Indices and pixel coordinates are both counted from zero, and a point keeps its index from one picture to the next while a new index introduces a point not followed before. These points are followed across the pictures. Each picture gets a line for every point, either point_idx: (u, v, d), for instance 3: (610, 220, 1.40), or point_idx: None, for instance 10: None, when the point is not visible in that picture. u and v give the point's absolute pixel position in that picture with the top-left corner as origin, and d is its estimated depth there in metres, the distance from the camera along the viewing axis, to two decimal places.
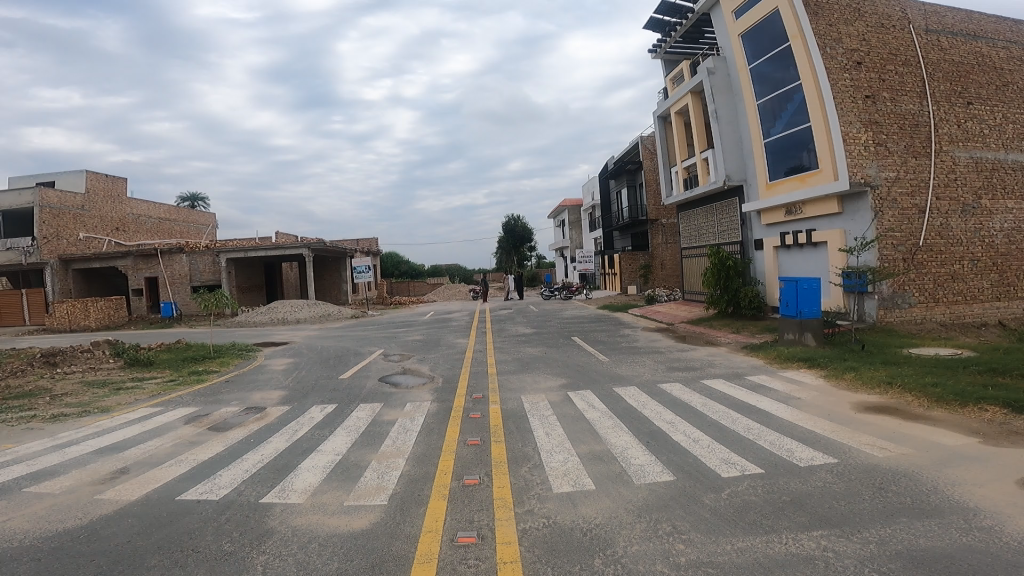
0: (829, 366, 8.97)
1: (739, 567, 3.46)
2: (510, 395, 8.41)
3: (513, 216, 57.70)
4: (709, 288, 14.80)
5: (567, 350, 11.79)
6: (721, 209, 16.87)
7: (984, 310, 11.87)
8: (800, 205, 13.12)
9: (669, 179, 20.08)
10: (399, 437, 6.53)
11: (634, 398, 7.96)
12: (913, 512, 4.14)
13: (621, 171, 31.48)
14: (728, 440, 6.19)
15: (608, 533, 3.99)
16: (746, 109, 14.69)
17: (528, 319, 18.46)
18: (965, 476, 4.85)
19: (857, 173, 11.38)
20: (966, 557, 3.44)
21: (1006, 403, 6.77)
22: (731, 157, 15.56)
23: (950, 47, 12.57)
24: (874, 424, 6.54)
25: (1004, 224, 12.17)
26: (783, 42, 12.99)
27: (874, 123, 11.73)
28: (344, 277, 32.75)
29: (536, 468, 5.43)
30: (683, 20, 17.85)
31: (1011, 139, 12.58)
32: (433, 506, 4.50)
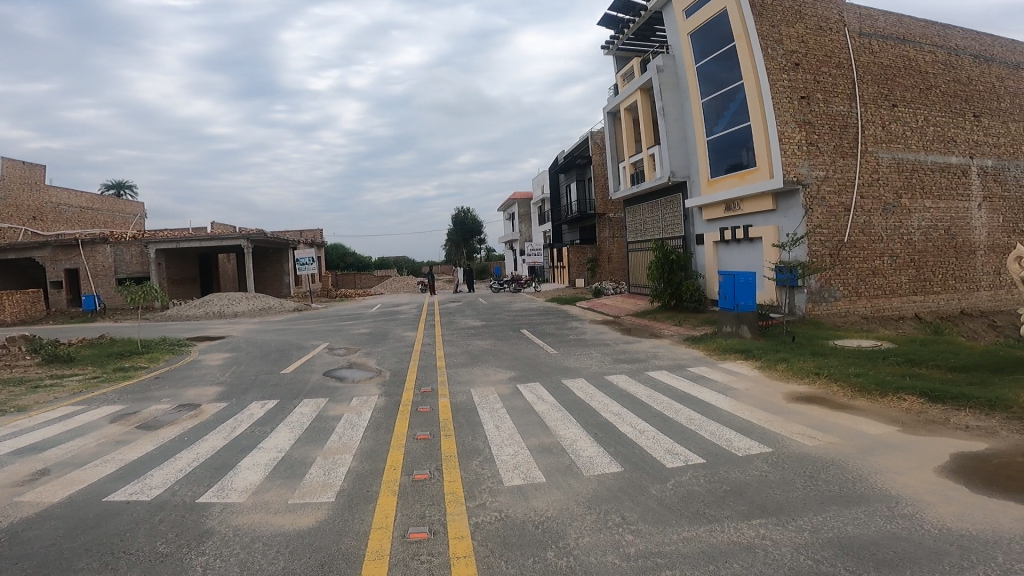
0: (764, 357, 9.30)
1: (685, 556, 3.62)
2: (459, 389, 8.41)
3: (462, 211, 57.70)
4: (653, 281, 15.10)
5: (516, 342, 11.84)
6: (665, 205, 17.24)
7: (901, 304, 12.60)
8: (738, 202, 13.55)
9: (617, 174, 20.38)
10: (347, 432, 6.46)
11: (581, 389, 8.10)
12: (841, 499, 4.41)
13: (570, 165, 31.77)
14: (671, 431, 6.42)
15: (559, 526, 4.08)
16: (691, 108, 15.03)
17: (475, 311, 18.51)
18: (887, 463, 5.22)
19: (790, 172, 11.79)
20: (890, 544, 3.66)
21: (923, 393, 7.29)
22: (677, 155, 15.88)
23: (881, 51, 13.10)
24: (803, 414, 6.91)
25: (922, 222, 12.87)
26: (728, 42, 13.29)
27: (808, 124, 12.17)
28: (285, 269, 32.05)
29: (486, 461, 5.48)
30: (637, 18, 18.02)
31: (932, 140, 13.25)
32: (383, 502, 4.48)
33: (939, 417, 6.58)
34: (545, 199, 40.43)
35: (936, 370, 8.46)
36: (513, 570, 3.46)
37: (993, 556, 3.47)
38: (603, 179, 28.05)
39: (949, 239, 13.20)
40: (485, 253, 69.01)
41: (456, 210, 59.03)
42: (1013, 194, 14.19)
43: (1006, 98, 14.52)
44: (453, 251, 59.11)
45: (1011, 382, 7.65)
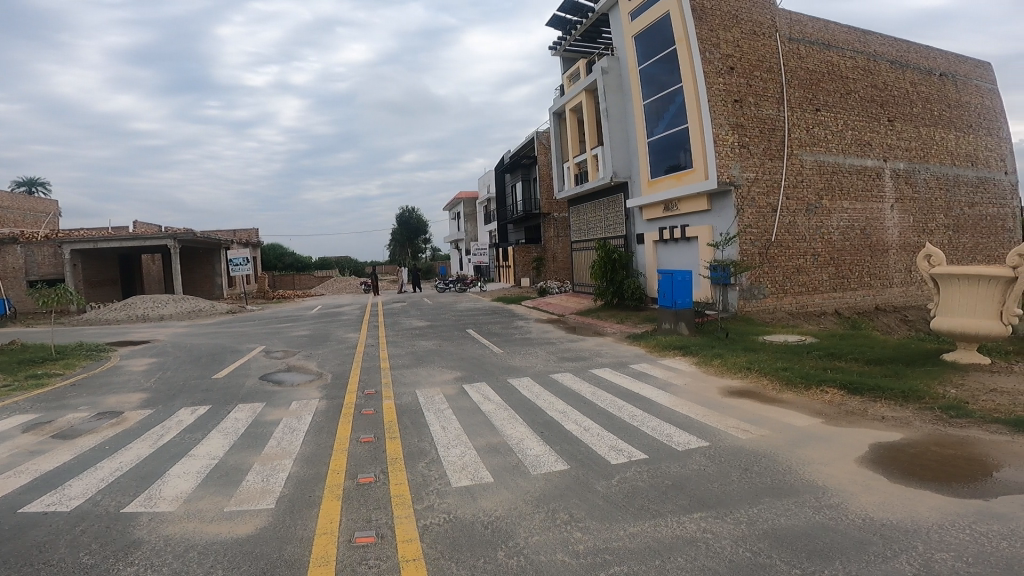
0: (701, 353, 9.56)
1: (632, 552, 3.73)
2: (404, 390, 8.32)
3: (408, 210, 56.98)
4: (596, 280, 15.32)
5: (461, 342, 11.76)
6: (608, 205, 17.48)
7: (823, 301, 13.20)
8: (675, 202, 13.88)
9: (562, 174, 20.57)
10: (286, 437, 6.29)
11: (527, 388, 8.13)
12: (774, 492, 4.65)
13: (516, 165, 31.81)
14: (615, 428, 6.54)
15: (508, 525, 4.12)
16: (633, 110, 15.30)
17: (419, 312, 18.36)
18: (813, 455, 5.54)
19: (723, 174, 12.17)
20: (820, 535, 3.87)
21: (843, 384, 7.74)
22: (618, 156, 16.13)
23: (807, 56, 13.65)
24: (736, 407, 7.19)
25: (841, 222, 13.51)
26: (669, 45, 13.57)
27: (740, 126, 12.56)
28: (216, 269, 30.96)
29: (433, 463, 5.44)
30: (584, 20, 18.26)
31: (851, 144, 13.91)
32: (328, 507, 4.39)
33: (859, 408, 7.01)
34: (491, 198, 40.38)
35: (854, 362, 8.94)
36: (464, 571, 3.47)
37: (914, 545, 3.69)
38: (548, 179, 28.22)
39: (866, 238, 13.89)
40: (430, 253, 68.43)
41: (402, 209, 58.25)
42: (924, 195, 15.04)
43: (919, 103, 15.37)
44: (398, 251, 58.42)
45: (924, 375, 8.18)
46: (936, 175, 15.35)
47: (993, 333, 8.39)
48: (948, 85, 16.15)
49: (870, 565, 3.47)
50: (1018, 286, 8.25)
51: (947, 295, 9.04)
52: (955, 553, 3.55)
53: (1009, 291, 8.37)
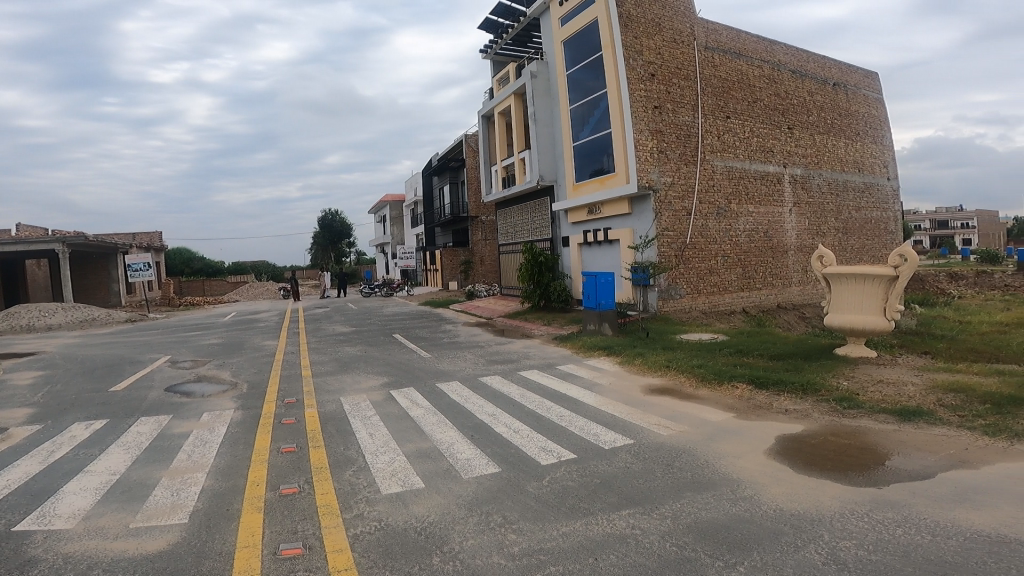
0: (624, 353, 9.81)
1: (566, 551, 3.79)
2: (328, 398, 8.08)
3: (331, 212, 55.40)
4: (523, 282, 15.43)
5: (388, 347, 11.53)
6: (534, 208, 17.61)
7: (732, 300, 13.85)
8: (599, 205, 14.18)
9: (489, 177, 20.57)
10: (198, 450, 5.98)
11: (456, 392, 8.08)
12: (695, 486, 4.85)
13: (444, 168, 31.49)
14: (544, 429, 6.61)
15: (441, 530, 4.09)
16: (560, 115, 15.46)
17: (343, 317, 17.90)
18: (729, 449, 5.80)
19: (643, 178, 12.56)
20: (739, 526, 4.07)
21: (752, 379, 8.14)
22: (545, 159, 16.25)
23: (721, 64, 14.26)
24: (657, 404, 7.43)
25: (747, 225, 14.23)
26: (595, 51, 13.77)
27: (660, 132, 12.95)
28: (113, 276, 29.10)
29: (361, 470, 5.31)
30: (515, 24, 18.21)
31: (757, 150, 14.68)
32: (248, 520, 4.23)
33: (766, 402, 7.40)
34: (418, 201, 39.77)
35: (760, 358, 9.44)
36: None
37: (820, 534, 3.91)
38: (476, 182, 28.11)
39: (768, 240, 14.69)
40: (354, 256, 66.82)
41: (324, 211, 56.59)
42: (818, 199, 16.08)
43: (815, 112, 16.40)
44: (319, 255, 56.71)
45: (819, 368, 8.75)
46: (829, 180, 16.43)
47: (877, 328, 9.14)
48: (840, 95, 17.31)
49: (782, 554, 3.66)
50: (899, 284, 8.98)
51: (837, 294, 9.65)
52: (856, 541, 3.78)
53: (891, 289, 9.10)
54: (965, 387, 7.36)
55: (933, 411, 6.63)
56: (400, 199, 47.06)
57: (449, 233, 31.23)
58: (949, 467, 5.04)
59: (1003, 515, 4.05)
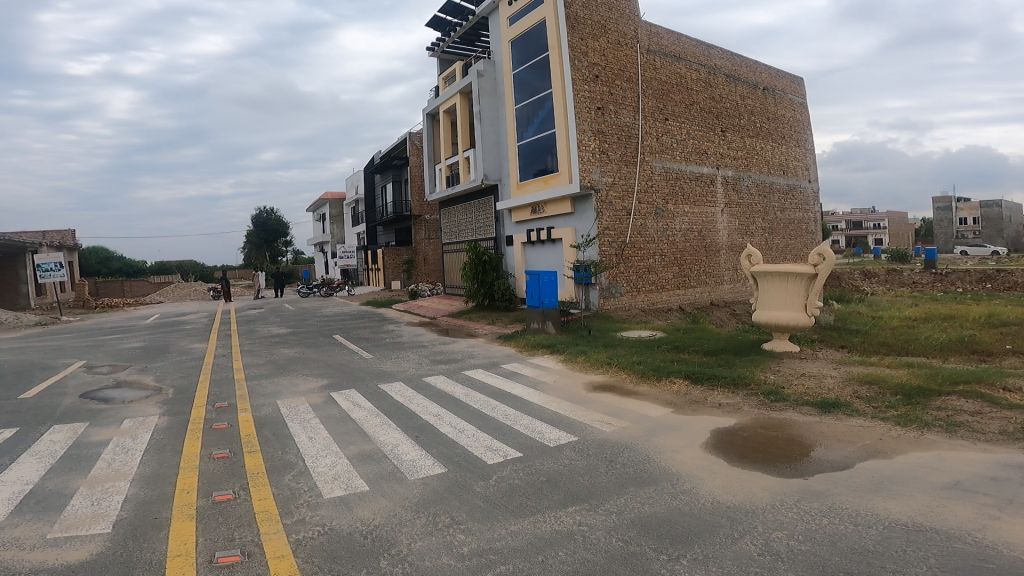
0: (567, 351, 9.91)
1: (515, 550, 3.80)
2: (263, 402, 7.81)
3: (267, 211, 53.62)
4: (467, 281, 15.38)
5: (328, 349, 11.26)
6: (478, 207, 17.54)
7: (669, 298, 14.22)
8: (542, 205, 14.27)
9: (433, 175, 20.36)
10: (119, 458, 5.68)
11: (399, 393, 7.97)
12: (637, 481, 4.95)
13: (386, 167, 30.96)
14: (489, 428, 6.60)
15: (389, 533, 4.03)
16: (506, 114, 15.39)
17: (279, 318, 17.39)
18: (669, 443, 5.95)
19: (585, 178, 12.72)
20: (681, 520, 4.18)
21: (688, 375, 8.37)
22: (490, 158, 16.15)
23: (661, 67, 14.57)
24: (599, 401, 7.54)
25: (682, 225, 14.63)
26: (542, 52, 13.77)
27: (602, 133, 13.12)
28: (21, 276, 27.38)
29: (301, 475, 5.16)
30: (464, 22, 18.02)
31: (692, 152, 15.11)
32: (180, 528, 4.08)
33: (701, 397, 7.62)
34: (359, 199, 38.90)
35: (697, 353, 9.74)
36: None
37: (755, 525, 4.05)
38: (419, 180, 27.76)
39: (702, 240, 15.15)
40: (292, 256, 64.78)
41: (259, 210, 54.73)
42: (747, 200, 16.70)
43: (745, 115, 17.01)
44: (252, 254, 54.85)
45: (748, 363, 9.08)
46: (757, 182, 17.09)
47: (799, 324, 9.56)
48: (769, 99, 18.01)
49: (721, 546, 3.77)
50: (818, 282, 9.46)
51: (763, 292, 10.07)
52: (787, 531, 3.93)
53: (811, 287, 9.57)
54: (880, 379, 7.79)
55: (850, 402, 7.00)
56: (340, 198, 45.86)
57: (392, 232, 30.75)
58: (867, 457, 5.30)
59: (917, 503, 4.27)
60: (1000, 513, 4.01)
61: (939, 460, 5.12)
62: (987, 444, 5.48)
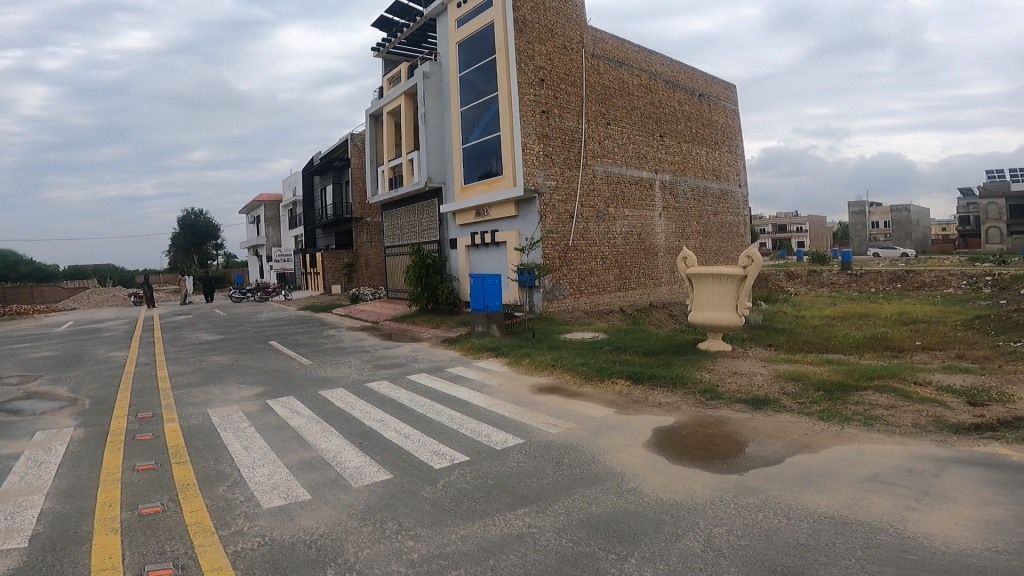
0: (512, 353, 9.92)
1: (466, 554, 3.76)
2: (192, 411, 7.48)
3: (193, 212, 51.40)
4: (411, 285, 15.20)
5: (263, 355, 10.90)
6: (422, 210, 17.35)
7: (610, 299, 14.44)
8: (486, 207, 14.26)
9: (375, 177, 20.02)
10: (32, 471, 5.33)
11: (341, 399, 7.79)
12: (583, 481, 4.99)
13: (326, 168, 30.27)
14: (434, 432, 6.52)
15: (334, 541, 3.93)
16: (452, 116, 15.26)
17: (209, 324, 16.73)
18: (613, 443, 6.02)
19: (529, 181, 12.78)
20: (628, 519, 4.24)
21: (630, 375, 8.50)
22: (434, 161, 15.97)
23: (605, 72, 14.77)
24: (544, 403, 7.58)
25: (623, 228, 14.89)
26: (490, 54, 13.72)
27: (546, 136, 13.18)
28: None
29: (236, 485, 4.97)
30: (412, 23, 17.77)
31: (632, 156, 15.39)
32: (104, 542, 3.88)
33: (643, 397, 7.77)
34: (297, 201, 37.92)
35: (639, 354, 9.94)
36: None
37: (696, 521, 4.14)
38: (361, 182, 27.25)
39: (641, 243, 15.45)
40: (221, 260, 62.51)
41: (185, 211, 52.47)
42: (683, 203, 17.15)
43: (682, 121, 17.47)
44: (179, 257, 52.61)
45: (685, 362, 9.33)
46: (692, 186, 17.58)
47: (731, 324, 9.92)
48: (704, 106, 18.56)
49: (666, 543, 3.83)
50: (747, 283, 9.87)
51: (696, 292, 10.38)
52: (727, 527, 4.03)
53: (740, 288, 9.96)
54: (803, 375, 8.14)
55: (777, 399, 7.28)
56: (277, 200, 44.57)
57: (331, 235, 30.08)
58: (794, 452, 5.51)
59: (843, 496, 4.46)
60: (917, 504, 4.21)
61: (860, 453, 5.37)
62: (903, 437, 5.78)
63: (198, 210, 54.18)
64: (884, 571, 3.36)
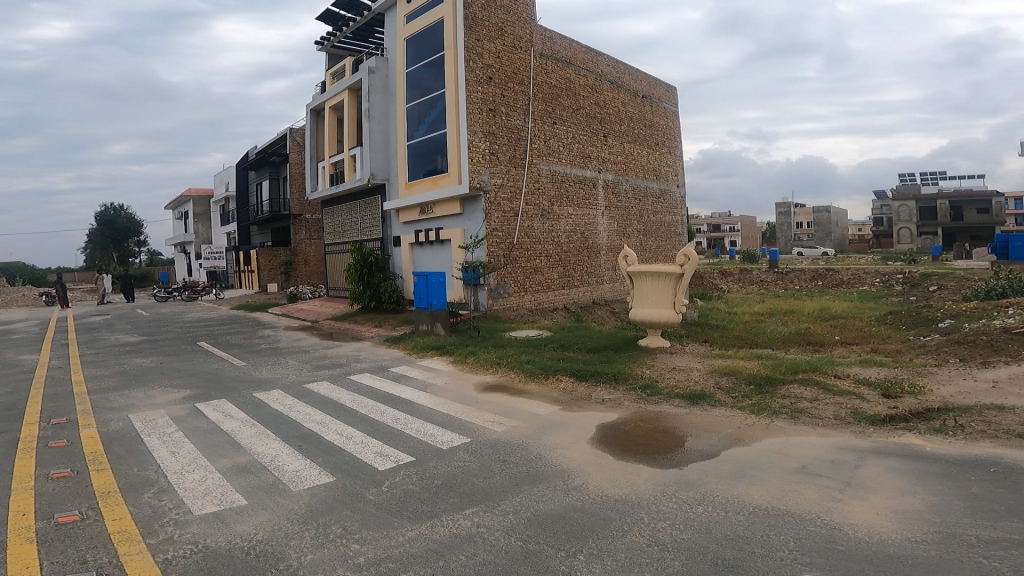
0: (457, 352, 9.85)
1: (414, 556, 3.70)
2: (111, 417, 7.11)
3: (113, 207, 48.98)
4: (352, 283, 14.90)
5: (192, 357, 10.45)
6: (364, 207, 17.04)
7: (554, 297, 14.52)
8: (430, 205, 14.13)
9: (315, 173, 19.54)
10: None
11: (277, 402, 7.56)
12: (529, 479, 4.99)
13: (262, 163, 29.35)
14: (378, 433, 6.40)
15: (275, 547, 3.80)
16: (398, 113, 15.03)
17: (131, 325, 15.93)
18: (558, 440, 6.05)
19: (474, 179, 12.70)
20: (575, 516, 4.25)
21: (574, 372, 8.56)
22: (377, 157, 15.69)
23: (552, 71, 14.82)
24: (490, 401, 7.55)
25: (567, 227, 14.99)
26: (438, 51, 13.58)
27: (492, 134, 13.13)
28: None
29: (163, 492, 4.75)
30: (359, 17, 17.41)
31: (577, 155, 15.51)
32: (17, 554, 3.65)
33: (588, 394, 7.83)
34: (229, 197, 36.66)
35: (581, 351, 10.03)
36: None
37: (641, 516, 4.20)
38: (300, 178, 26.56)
39: (584, 241, 15.59)
40: (145, 257, 59.81)
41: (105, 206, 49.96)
42: (625, 203, 17.40)
43: (626, 121, 17.72)
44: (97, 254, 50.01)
45: (627, 359, 9.46)
46: (634, 186, 17.86)
47: (670, 320, 10.10)
48: (646, 107, 18.87)
49: (613, 539, 3.87)
50: (684, 281, 10.11)
51: (634, 290, 10.58)
52: (670, 522, 4.09)
53: (678, 286, 10.18)
54: (736, 370, 8.37)
55: (712, 393, 7.47)
56: (208, 195, 42.96)
57: (267, 232, 29.21)
58: (729, 445, 5.65)
59: (774, 488, 4.60)
60: (841, 495, 4.38)
61: (788, 446, 5.56)
62: (826, 428, 6.02)
63: (120, 205, 51.70)
64: (815, 561, 3.47)
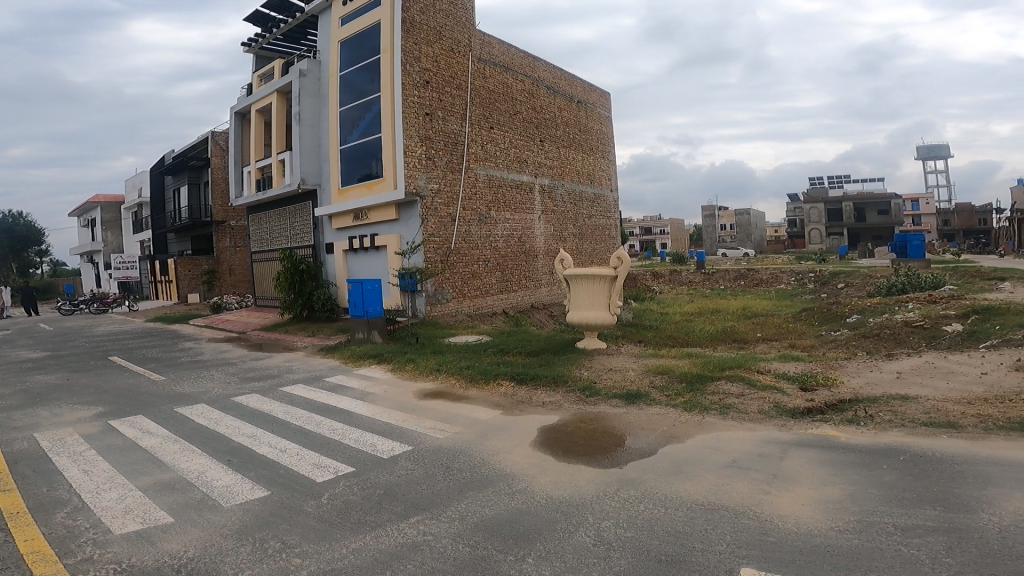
0: (395, 360, 9.71)
1: (359, 568, 3.61)
2: (15, 437, 6.65)
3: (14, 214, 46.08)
4: (282, 292, 14.52)
5: (105, 373, 9.91)
6: (294, 214, 16.62)
7: (492, 302, 14.54)
8: (365, 211, 13.91)
9: (240, 179, 18.92)
10: None
11: (203, 416, 7.26)
12: (471, 484, 4.96)
13: (182, 168, 28.26)
14: (315, 445, 6.23)
15: (209, 565, 3.65)
16: (331, 117, 14.74)
17: (37, 340, 15.00)
18: (501, 444, 6.04)
19: (411, 184, 12.58)
20: (521, 519, 4.25)
21: (513, 376, 8.58)
22: (308, 162, 15.32)
23: (490, 76, 14.86)
24: (431, 408, 7.48)
25: (504, 231, 15.04)
26: (374, 55, 13.40)
27: (429, 139, 13.04)
28: None
29: (78, 511, 4.48)
30: (291, 19, 17.00)
31: (514, 159, 15.58)
32: None
33: (528, 397, 7.86)
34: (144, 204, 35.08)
35: (520, 354, 10.07)
36: None
37: (586, 517, 4.23)
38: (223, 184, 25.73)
39: (521, 245, 15.68)
40: (51, 268, 56.51)
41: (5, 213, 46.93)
42: (561, 207, 17.62)
43: (561, 126, 17.94)
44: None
45: (565, 362, 9.55)
46: (569, 190, 18.10)
47: (606, 322, 10.27)
48: (581, 112, 19.16)
49: (560, 540, 3.89)
50: (618, 283, 10.32)
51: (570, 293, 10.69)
52: (614, 521, 4.13)
53: (613, 288, 10.38)
54: (669, 369, 8.57)
55: (647, 392, 7.61)
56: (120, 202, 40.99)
57: (186, 240, 28.14)
58: (666, 442, 5.78)
59: (710, 482, 4.73)
60: (770, 487, 4.53)
61: (719, 440, 5.73)
62: (753, 423, 6.23)
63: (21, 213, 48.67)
64: (750, 553, 3.57)
